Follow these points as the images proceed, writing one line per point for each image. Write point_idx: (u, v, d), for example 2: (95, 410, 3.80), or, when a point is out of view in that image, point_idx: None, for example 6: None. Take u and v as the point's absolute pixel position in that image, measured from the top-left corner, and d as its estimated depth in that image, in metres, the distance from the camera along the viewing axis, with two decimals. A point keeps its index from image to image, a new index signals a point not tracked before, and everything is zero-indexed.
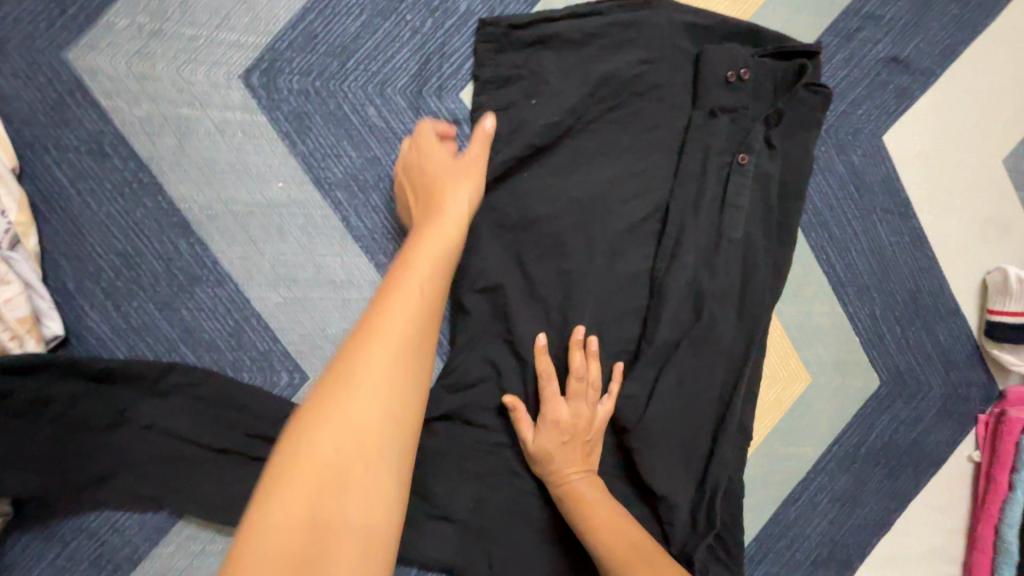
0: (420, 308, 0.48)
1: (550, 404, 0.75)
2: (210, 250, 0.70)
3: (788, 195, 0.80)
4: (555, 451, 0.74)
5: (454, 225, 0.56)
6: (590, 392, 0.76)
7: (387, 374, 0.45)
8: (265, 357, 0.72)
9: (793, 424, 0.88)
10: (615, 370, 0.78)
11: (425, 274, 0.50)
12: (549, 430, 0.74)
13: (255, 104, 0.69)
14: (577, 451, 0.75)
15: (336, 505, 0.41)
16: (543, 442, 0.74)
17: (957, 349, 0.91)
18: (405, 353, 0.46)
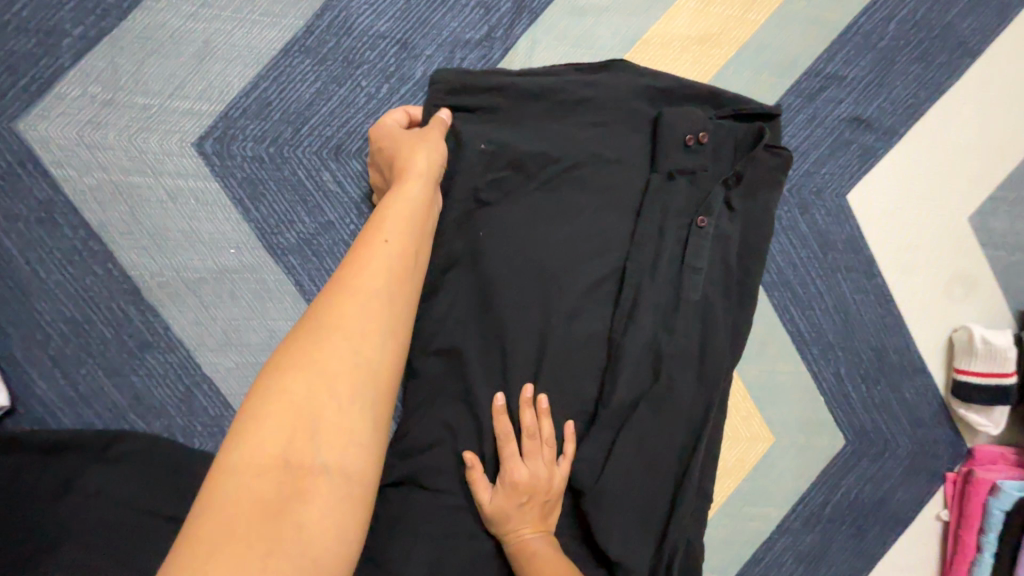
0: (390, 269, 0.53)
1: (508, 465, 0.74)
2: (161, 316, 0.69)
3: (747, 256, 0.80)
4: (512, 513, 0.73)
5: (421, 193, 0.60)
6: (547, 449, 0.76)
7: (359, 324, 0.49)
8: (216, 422, 0.71)
9: (757, 484, 0.87)
10: (568, 431, 0.77)
11: (394, 238, 0.55)
12: (506, 490, 0.73)
13: (208, 171, 0.69)
14: (534, 510, 0.75)
15: (309, 448, 0.44)
16: (500, 503, 0.73)
17: (923, 407, 0.91)
18: (360, 360, 0.48)
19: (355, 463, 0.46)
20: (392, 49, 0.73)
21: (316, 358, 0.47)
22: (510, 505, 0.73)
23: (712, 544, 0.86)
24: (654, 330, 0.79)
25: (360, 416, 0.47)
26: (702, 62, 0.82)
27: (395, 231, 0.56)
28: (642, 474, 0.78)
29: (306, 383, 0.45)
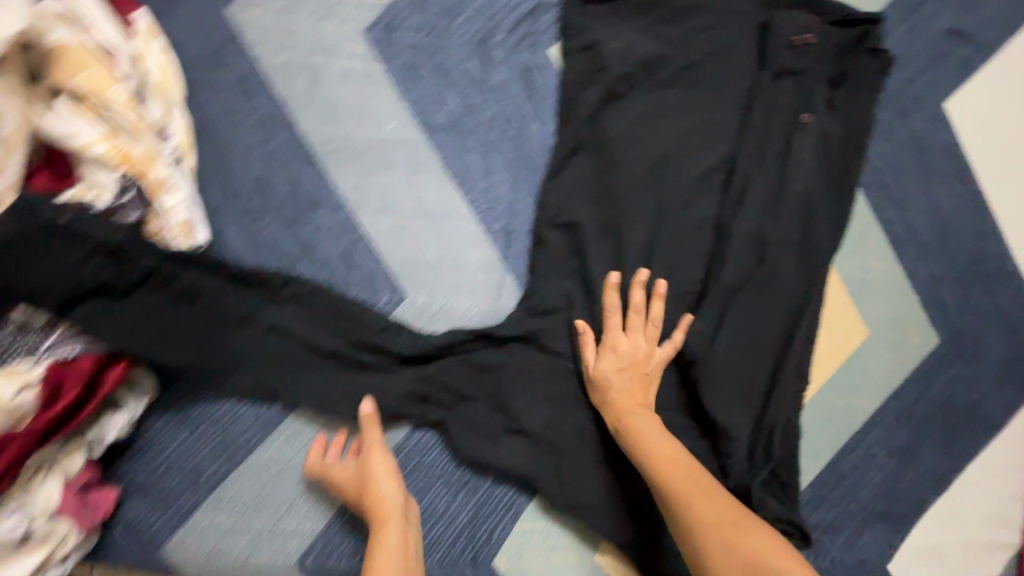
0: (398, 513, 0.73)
1: (611, 333, 0.80)
2: (329, 179, 0.81)
3: (848, 153, 0.86)
4: (613, 388, 0.79)
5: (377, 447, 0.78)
6: (650, 328, 0.81)
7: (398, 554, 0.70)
8: (369, 277, 0.82)
9: (851, 375, 0.91)
10: (682, 322, 0.83)
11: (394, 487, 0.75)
12: (608, 363, 0.79)
13: (374, 55, 0.81)
14: (633, 383, 0.79)
15: None
16: (603, 373, 0.79)
17: (1017, 313, 0.93)
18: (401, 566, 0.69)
19: (397, 549, 0.70)
20: None
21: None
22: (612, 377, 0.79)
23: (808, 431, 0.90)
24: (760, 217, 0.85)
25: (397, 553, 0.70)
26: None
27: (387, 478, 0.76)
28: (745, 351, 0.85)
29: None
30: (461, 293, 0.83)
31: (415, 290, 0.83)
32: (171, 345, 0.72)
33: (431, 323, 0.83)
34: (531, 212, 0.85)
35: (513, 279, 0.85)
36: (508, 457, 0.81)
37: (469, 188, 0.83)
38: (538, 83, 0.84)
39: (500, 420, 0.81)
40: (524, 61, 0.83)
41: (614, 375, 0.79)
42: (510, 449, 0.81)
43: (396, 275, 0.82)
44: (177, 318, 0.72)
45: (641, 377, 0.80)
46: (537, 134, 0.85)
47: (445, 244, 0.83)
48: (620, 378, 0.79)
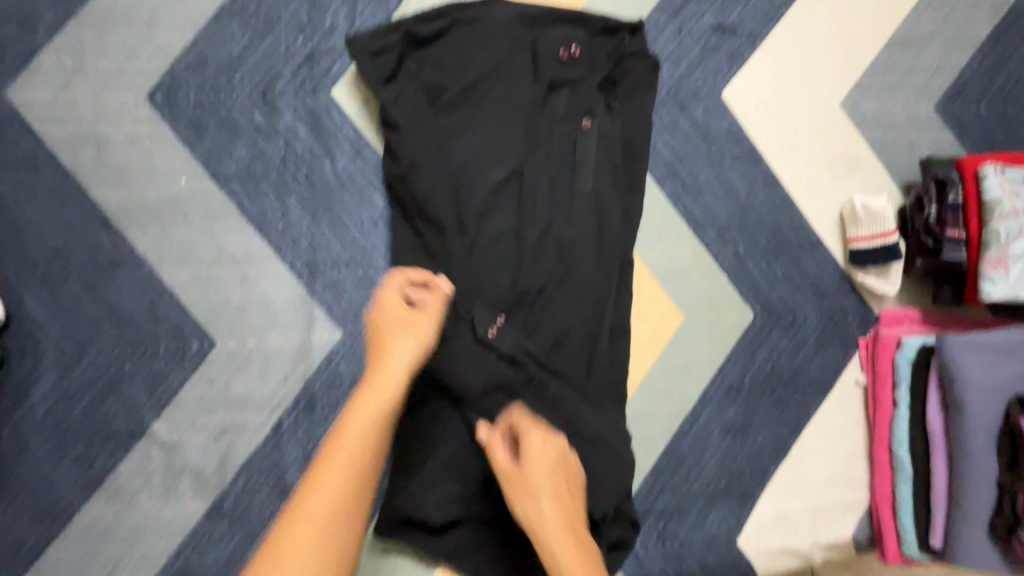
0: (368, 442, 0.59)
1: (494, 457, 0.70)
2: (127, 240, 0.83)
3: (630, 151, 0.92)
4: (529, 466, 0.68)
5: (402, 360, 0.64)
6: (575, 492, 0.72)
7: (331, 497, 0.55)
8: (178, 328, 0.84)
9: (673, 359, 0.94)
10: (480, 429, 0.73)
11: (395, 384, 0.63)
12: (518, 490, 0.67)
13: (160, 117, 0.84)
14: (559, 482, 0.69)
15: None
16: (521, 506, 0.67)
17: (826, 279, 0.98)
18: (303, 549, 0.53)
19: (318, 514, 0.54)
20: (303, 5, 0.88)
21: None
22: (523, 470, 0.68)
23: (638, 418, 0.93)
24: (555, 221, 0.89)
25: (548, 503, 0.67)
26: None
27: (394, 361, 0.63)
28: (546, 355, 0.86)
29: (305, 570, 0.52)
30: (274, 331, 0.86)
31: (226, 335, 0.85)
32: (24, 411, 0.80)
33: (246, 364, 0.85)
34: (334, 245, 0.88)
35: (323, 312, 0.87)
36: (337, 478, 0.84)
37: (269, 230, 0.86)
38: (325, 123, 0.88)
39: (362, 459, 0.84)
40: (309, 104, 0.87)
41: (546, 434, 0.71)
42: None
43: (205, 323, 0.84)
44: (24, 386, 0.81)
45: (565, 467, 0.70)
46: (330, 169, 0.88)
47: (251, 286, 0.86)
48: (522, 493, 0.67)
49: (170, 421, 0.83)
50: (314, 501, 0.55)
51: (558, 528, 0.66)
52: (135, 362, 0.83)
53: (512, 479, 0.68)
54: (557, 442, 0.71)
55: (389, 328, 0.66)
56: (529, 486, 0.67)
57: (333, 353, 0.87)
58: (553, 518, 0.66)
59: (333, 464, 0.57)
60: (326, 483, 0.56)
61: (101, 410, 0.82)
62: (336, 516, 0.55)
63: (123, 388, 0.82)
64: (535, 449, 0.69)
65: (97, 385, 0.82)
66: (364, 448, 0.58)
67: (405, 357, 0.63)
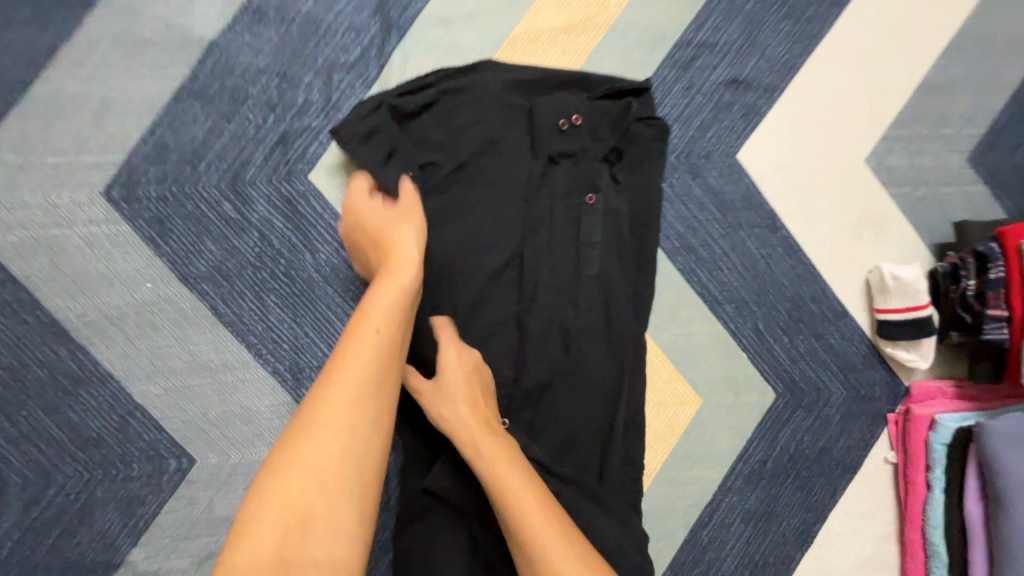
0: (377, 350, 0.55)
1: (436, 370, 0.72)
2: (90, 354, 0.75)
3: (639, 226, 0.84)
4: (446, 373, 0.71)
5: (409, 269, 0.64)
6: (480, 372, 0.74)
7: (343, 414, 0.50)
8: (152, 447, 0.77)
9: (690, 446, 0.88)
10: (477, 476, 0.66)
11: (387, 318, 0.58)
12: (434, 402, 0.69)
13: (118, 215, 0.76)
14: (472, 391, 0.70)
15: (300, 547, 0.44)
16: (440, 414, 0.69)
17: (851, 352, 0.91)
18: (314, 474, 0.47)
19: (339, 426, 0.50)
20: (273, 81, 0.79)
21: (305, 463, 0.47)
22: (430, 386, 0.71)
23: (654, 512, 0.87)
24: (559, 308, 0.82)
25: (463, 411, 0.68)
26: (572, 52, 0.86)
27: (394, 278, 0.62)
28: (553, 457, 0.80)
29: (301, 479, 0.47)
30: (257, 443, 0.79)
31: (205, 450, 0.78)
32: None
33: (229, 481, 0.78)
34: (318, 346, 0.80)
35: None
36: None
37: (246, 333, 0.78)
38: (304, 212, 0.79)
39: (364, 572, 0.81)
40: (284, 192, 0.79)
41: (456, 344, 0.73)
42: None
43: (182, 439, 0.77)
44: None
45: (477, 379, 0.72)
46: (311, 263, 0.79)
47: (230, 396, 0.78)
48: (436, 402, 0.69)
49: (149, 549, 0.76)
50: (312, 438, 0.49)
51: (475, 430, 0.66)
52: (107, 487, 0.76)
53: (431, 397, 0.70)
54: (469, 353, 0.74)
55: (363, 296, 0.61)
56: (444, 392, 0.70)
57: None
58: (474, 423, 0.67)
59: (330, 387, 0.51)
60: (332, 410, 0.50)
61: (72, 542, 0.75)
62: (328, 446, 0.48)
63: (95, 515, 0.75)
64: (450, 359, 0.72)
65: (68, 513, 0.75)
66: (378, 344, 0.55)
67: (410, 242, 0.67)
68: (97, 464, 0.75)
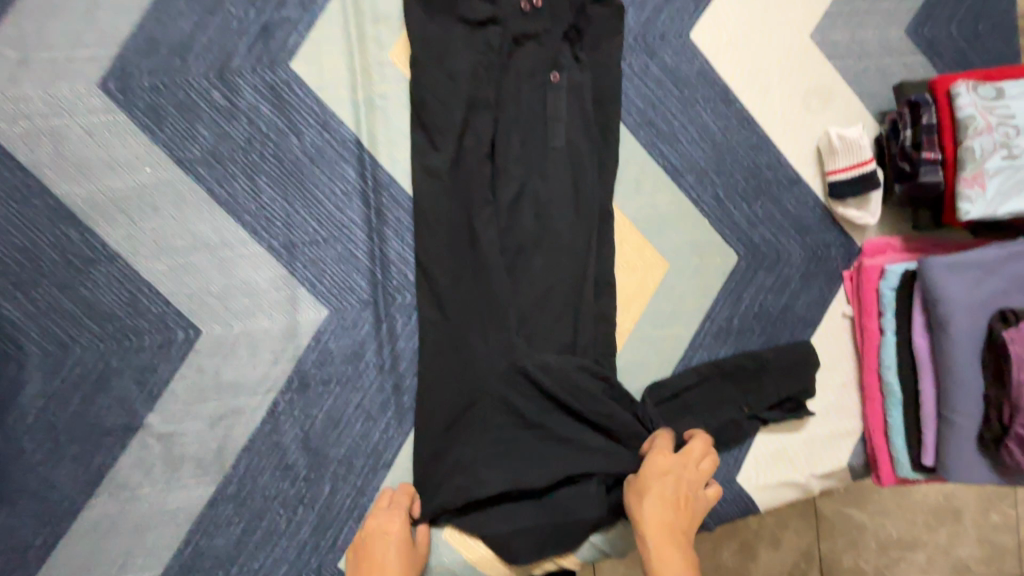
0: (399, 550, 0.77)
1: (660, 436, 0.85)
2: (97, 235, 0.81)
3: (601, 101, 0.90)
4: (649, 468, 0.80)
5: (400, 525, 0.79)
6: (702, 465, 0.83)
7: None
8: (161, 318, 0.83)
9: (660, 307, 0.94)
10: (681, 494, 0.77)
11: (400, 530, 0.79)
12: (652, 507, 0.76)
13: (115, 105, 0.81)
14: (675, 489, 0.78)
15: None
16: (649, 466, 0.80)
17: (807, 215, 0.98)
18: None
19: None
20: None
21: None
22: (648, 500, 0.77)
23: (629, 368, 0.94)
24: (529, 178, 0.88)
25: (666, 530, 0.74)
26: None
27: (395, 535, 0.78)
28: (531, 317, 0.88)
29: None
30: (257, 314, 0.85)
31: (210, 322, 0.84)
32: (16, 417, 0.80)
33: (234, 350, 0.84)
34: (309, 223, 0.86)
35: (306, 291, 0.86)
36: (350, 447, 0.86)
37: (242, 213, 0.84)
38: (287, 98, 0.85)
39: (360, 425, 0.87)
40: (268, 80, 0.85)
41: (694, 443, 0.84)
42: (342, 441, 0.86)
43: (188, 312, 0.83)
44: (12, 392, 0.80)
45: (683, 496, 0.77)
46: (297, 146, 0.85)
47: (230, 271, 0.84)
48: (653, 505, 0.76)
49: (165, 413, 0.83)
50: None
51: (663, 488, 0.78)
52: (122, 357, 0.82)
53: (659, 458, 0.81)
54: (709, 453, 0.83)
55: (385, 532, 0.78)
56: (658, 462, 0.80)
57: (322, 331, 0.86)
58: (669, 510, 0.76)
59: None
60: None
61: (92, 408, 0.81)
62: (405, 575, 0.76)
63: (112, 383, 0.82)
64: (696, 449, 0.83)
65: (86, 381, 0.81)
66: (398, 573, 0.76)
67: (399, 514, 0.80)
68: (110, 335, 0.82)
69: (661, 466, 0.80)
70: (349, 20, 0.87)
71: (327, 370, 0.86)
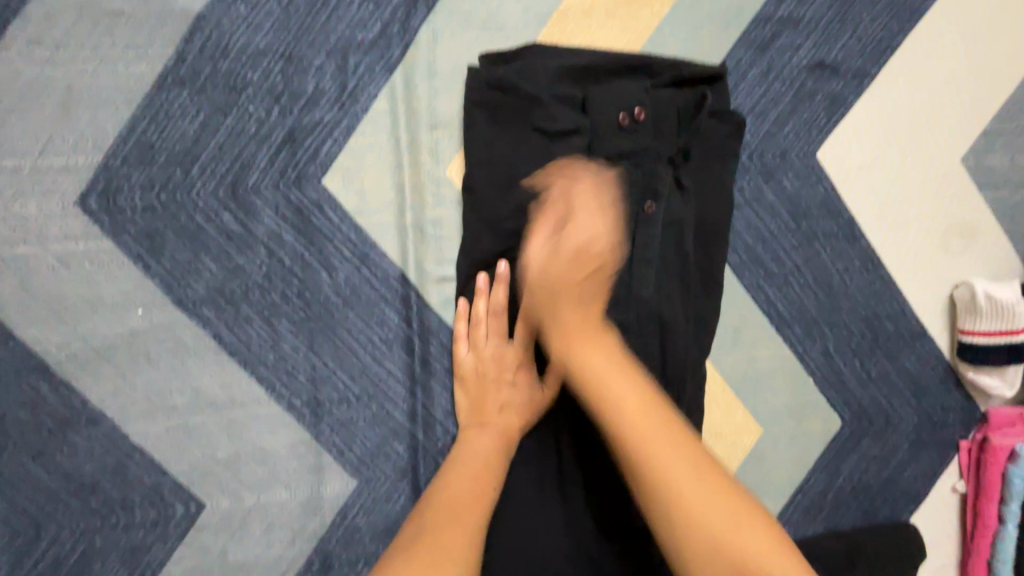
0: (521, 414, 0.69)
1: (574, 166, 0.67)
2: (77, 391, 0.65)
3: (704, 238, 0.72)
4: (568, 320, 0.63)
5: (525, 394, 0.69)
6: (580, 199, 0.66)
7: (482, 459, 0.66)
8: (155, 491, 0.68)
9: (749, 478, 0.80)
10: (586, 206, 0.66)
11: (518, 408, 0.69)
12: (545, 270, 0.64)
13: (98, 229, 0.64)
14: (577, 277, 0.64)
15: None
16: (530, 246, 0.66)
17: (928, 374, 0.82)
18: (465, 493, 0.62)
19: (481, 460, 0.66)
20: (277, 64, 0.65)
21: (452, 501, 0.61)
22: (587, 347, 0.61)
23: None
24: None
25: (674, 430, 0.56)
26: (631, 27, 0.73)
27: (511, 396, 0.69)
28: (603, 503, 0.70)
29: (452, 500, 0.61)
30: (273, 485, 0.70)
31: (215, 493, 0.69)
32: None
33: (245, 527, 0.70)
34: (339, 377, 0.70)
35: (333, 458, 0.71)
36: None
37: (256, 364, 0.68)
38: (317, 224, 0.68)
39: None
40: (293, 200, 0.67)
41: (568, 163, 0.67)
42: None
43: (188, 482, 0.68)
44: None
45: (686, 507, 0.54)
46: (328, 284, 0.69)
47: (240, 434, 0.69)
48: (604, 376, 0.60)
49: None
50: (452, 493, 0.62)
51: (581, 318, 0.63)
52: (107, 537, 0.67)
53: (539, 222, 0.66)
54: (598, 191, 0.66)
55: (488, 362, 0.70)
56: (553, 220, 0.66)
57: (349, 505, 0.71)
58: (589, 319, 0.63)
59: (478, 436, 0.68)
60: (455, 482, 0.63)
61: None
62: (483, 476, 0.64)
63: (93, 568, 0.67)
64: (580, 192, 0.66)
65: (61, 566, 0.66)
66: (518, 404, 0.69)
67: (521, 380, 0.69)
68: (90, 512, 0.66)
69: (551, 252, 0.64)
70: (398, 124, 0.68)
71: (354, 553, 0.72)
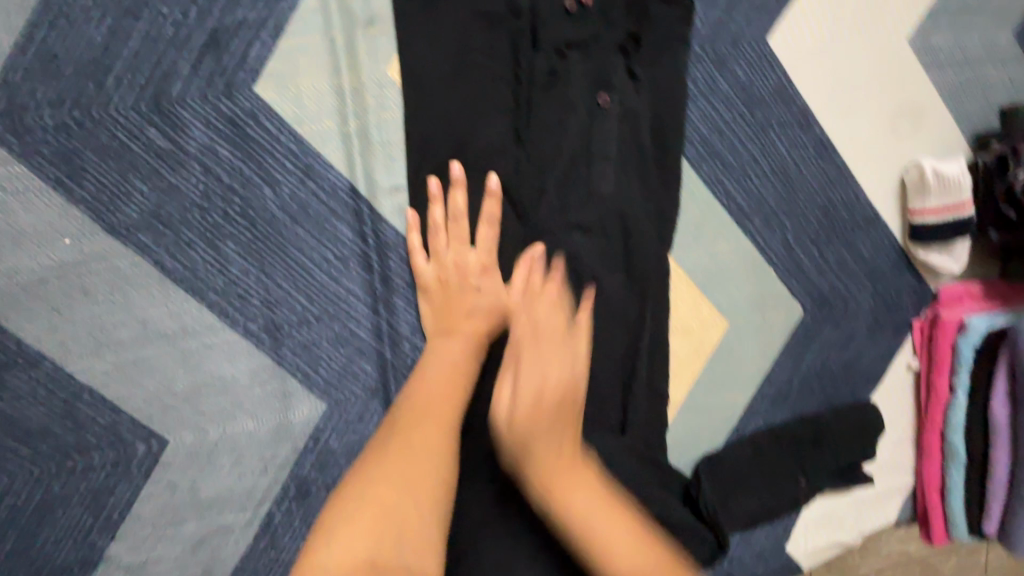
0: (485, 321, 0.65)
1: None
2: (9, 331, 0.61)
3: (662, 129, 0.71)
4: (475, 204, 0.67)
5: (486, 300, 0.66)
6: None
7: (447, 373, 0.60)
8: (112, 432, 0.65)
9: (718, 371, 0.82)
10: None
11: (482, 313, 0.66)
12: None
13: (7, 153, 0.58)
14: None
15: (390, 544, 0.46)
16: None
17: (883, 259, 0.85)
18: (431, 419, 0.55)
19: (446, 374, 0.60)
20: None
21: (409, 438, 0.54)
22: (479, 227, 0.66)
23: (678, 442, 0.82)
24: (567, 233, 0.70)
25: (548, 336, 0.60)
26: None
27: (475, 301, 0.66)
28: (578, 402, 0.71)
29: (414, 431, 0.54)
30: (239, 415, 0.68)
31: (177, 428, 0.66)
32: None
33: (212, 460, 0.67)
34: (296, 298, 0.67)
35: (298, 382, 0.69)
36: None
37: (205, 291, 0.65)
38: (253, 136, 0.63)
39: None
40: (224, 111, 0.62)
41: None
42: None
43: (146, 418, 0.65)
44: None
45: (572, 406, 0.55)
46: (273, 201, 0.65)
47: (197, 365, 0.66)
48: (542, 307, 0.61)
49: (130, 541, 0.66)
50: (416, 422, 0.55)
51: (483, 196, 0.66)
52: (66, 483, 0.64)
53: None
54: None
55: (450, 268, 0.67)
56: None
57: (320, 428, 0.70)
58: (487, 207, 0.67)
59: (447, 343, 0.63)
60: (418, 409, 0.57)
61: (33, 547, 0.64)
62: (447, 391, 0.58)
63: (55, 515, 0.64)
64: None
65: (20, 516, 0.64)
66: (482, 310, 0.66)
67: (483, 283, 0.67)
68: (44, 458, 0.63)
69: None
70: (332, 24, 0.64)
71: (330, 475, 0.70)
